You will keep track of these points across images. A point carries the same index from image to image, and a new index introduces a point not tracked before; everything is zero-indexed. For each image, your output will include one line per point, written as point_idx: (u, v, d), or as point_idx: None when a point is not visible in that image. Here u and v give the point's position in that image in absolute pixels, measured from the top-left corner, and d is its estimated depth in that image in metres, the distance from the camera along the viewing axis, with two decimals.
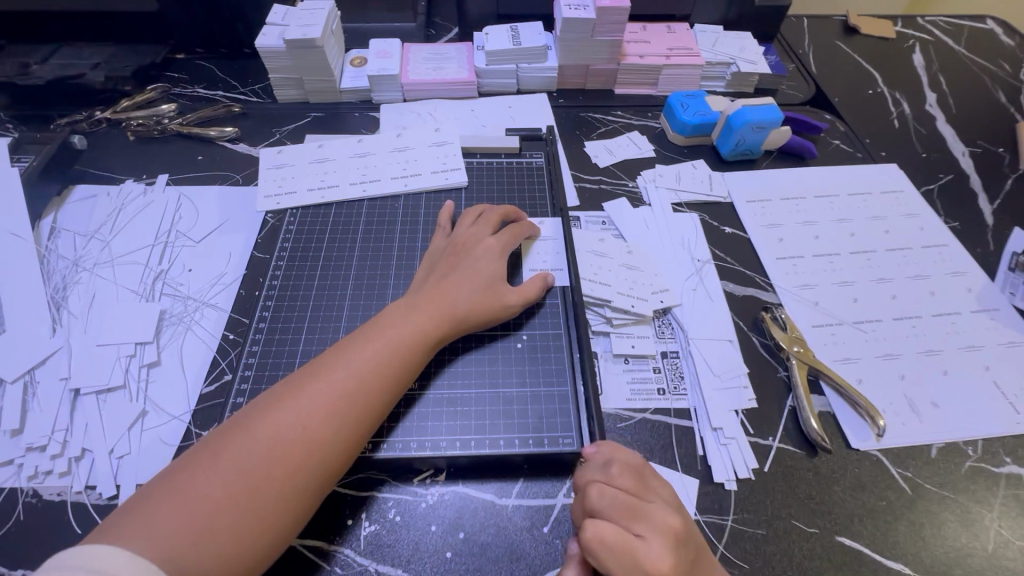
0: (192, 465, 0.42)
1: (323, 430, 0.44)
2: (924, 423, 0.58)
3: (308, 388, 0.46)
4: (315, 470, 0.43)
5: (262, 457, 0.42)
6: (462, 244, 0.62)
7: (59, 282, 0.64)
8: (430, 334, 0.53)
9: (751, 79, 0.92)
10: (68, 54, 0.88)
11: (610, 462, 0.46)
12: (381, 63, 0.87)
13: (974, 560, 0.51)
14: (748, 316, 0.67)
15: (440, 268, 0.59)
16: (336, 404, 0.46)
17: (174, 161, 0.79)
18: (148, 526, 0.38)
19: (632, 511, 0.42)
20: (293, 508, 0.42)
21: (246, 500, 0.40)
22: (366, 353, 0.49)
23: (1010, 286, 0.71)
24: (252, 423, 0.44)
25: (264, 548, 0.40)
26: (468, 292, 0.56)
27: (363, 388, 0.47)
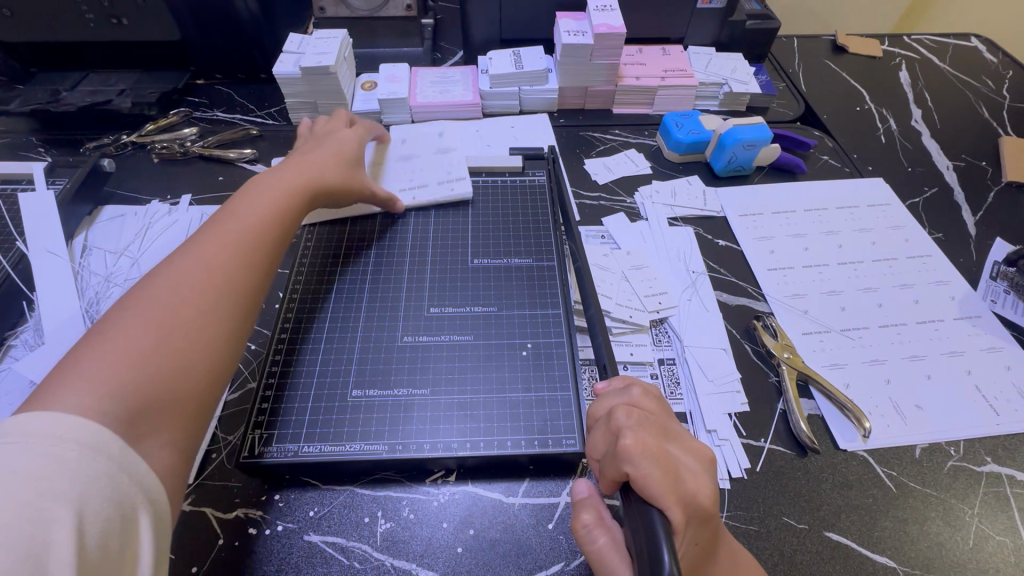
0: (93, 332, 0.41)
1: (228, 263, 0.50)
2: (908, 425, 0.62)
3: (205, 246, 0.51)
4: (229, 281, 0.49)
5: (175, 306, 0.45)
6: (321, 134, 0.75)
7: (92, 297, 0.68)
8: (297, 183, 0.63)
9: (743, 98, 0.97)
10: (96, 81, 0.93)
11: (631, 389, 0.48)
12: (390, 87, 0.92)
13: (956, 554, 0.54)
14: (741, 325, 0.70)
15: (306, 145, 0.71)
16: (234, 249, 0.52)
17: (197, 181, 0.84)
18: (70, 381, 0.37)
19: (662, 430, 0.44)
20: (219, 323, 0.47)
21: (173, 337, 0.43)
22: (256, 219, 0.56)
23: (990, 294, 0.74)
24: (147, 289, 0.46)
25: (197, 383, 0.43)
26: (333, 163, 0.68)
27: (258, 249, 0.54)
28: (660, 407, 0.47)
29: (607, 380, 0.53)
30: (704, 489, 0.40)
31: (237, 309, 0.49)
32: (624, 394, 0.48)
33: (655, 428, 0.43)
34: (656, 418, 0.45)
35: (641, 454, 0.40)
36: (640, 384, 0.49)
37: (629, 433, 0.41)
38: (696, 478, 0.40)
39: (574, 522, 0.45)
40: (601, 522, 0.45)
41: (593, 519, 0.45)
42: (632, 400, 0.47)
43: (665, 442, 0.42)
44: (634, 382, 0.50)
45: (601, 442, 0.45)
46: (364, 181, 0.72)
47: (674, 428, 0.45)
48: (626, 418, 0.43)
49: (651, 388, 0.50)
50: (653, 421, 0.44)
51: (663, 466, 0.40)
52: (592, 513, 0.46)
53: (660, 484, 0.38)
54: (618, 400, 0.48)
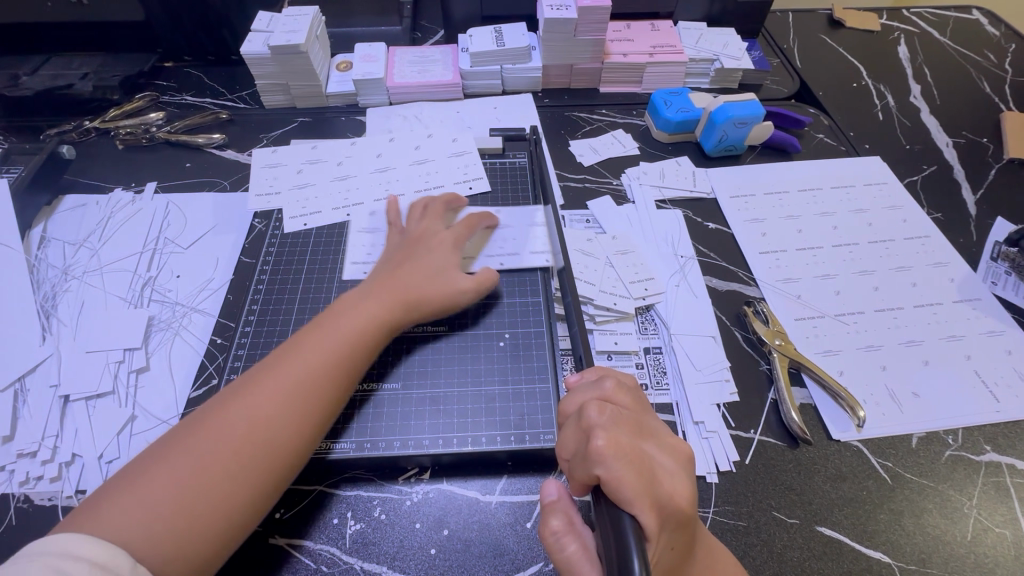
0: (150, 460, 0.43)
1: (281, 419, 0.46)
2: (904, 413, 0.59)
3: (273, 374, 0.48)
4: (269, 463, 0.44)
5: (220, 446, 0.43)
6: (417, 237, 0.63)
7: (49, 291, 0.65)
8: (383, 322, 0.54)
9: (735, 75, 0.93)
10: (57, 65, 0.89)
11: (604, 381, 0.45)
12: (366, 66, 0.88)
13: (954, 547, 0.51)
14: (731, 311, 0.67)
15: (394, 259, 0.61)
16: (292, 392, 0.47)
17: (163, 168, 0.80)
18: (107, 514, 0.39)
19: (637, 427, 0.41)
20: (252, 494, 0.43)
21: (207, 484, 0.42)
22: (312, 354, 0.50)
23: (991, 276, 0.71)
24: (214, 416, 0.45)
25: (224, 531, 0.42)
26: (422, 278, 0.58)
27: (315, 381, 0.48)
28: (636, 400, 0.45)
29: (579, 371, 0.50)
30: (680, 489, 0.38)
31: (277, 443, 0.45)
32: (596, 387, 0.45)
33: (628, 425, 0.40)
34: (630, 414, 0.42)
35: (613, 456, 0.37)
36: (612, 376, 0.46)
37: (601, 433, 0.38)
38: (672, 479, 0.38)
39: (542, 529, 0.42)
40: (571, 527, 0.42)
41: (563, 524, 0.42)
42: (605, 394, 0.44)
43: (638, 441, 0.40)
44: (607, 374, 0.47)
45: (571, 441, 0.42)
46: (457, 281, 0.59)
47: (648, 423, 0.43)
48: (598, 415, 0.40)
49: (625, 379, 0.47)
50: (627, 417, 0.41)
51: (636, 466, 0.37)
52: (561, 519, 0.42)
53: (633, 486, 0.36)
54: (590, 395, 0.45)
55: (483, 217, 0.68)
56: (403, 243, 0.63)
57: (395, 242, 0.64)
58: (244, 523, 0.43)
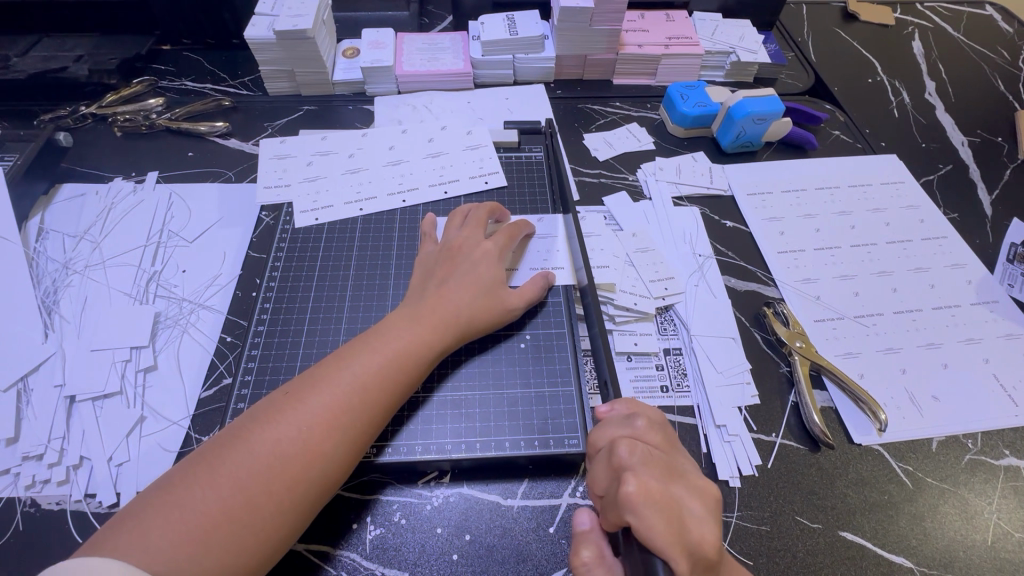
0: (186, 480, 0.41)
1: (326, 444, 0.44)
2: (925, 417, 0.59)
3: (315, 394, 0.46)
4: (311, 491, 0.43)
5: (260, 472, 0.42)
6: (456, 248, 0.60)
7: (50, 285, 0.63)
8: (430, 345, 0.52)
9: (750, 69, 0.92)
10: (49, 46, 0.85)
11: (636, 417, 0.45)
12: (374, 54, 0.85)
13: (974, 552, 0.52)
14: (750, 312, 0.66)
15: (437, 273, 0.58)
16: (337, 416, 0.46)
17: (164, 157, 0.77)
18: (143, 540, 0.38)
19: (668, 471, 0.41)
20: (290, 522, 0.42)
21: (246, 512, 0.40)
22: (358, 377, 0.48)
23: (1008, 278, 0.71)
24: (252, 435, 0.44)
25: (255, 563, 0.40)
26: (469, 298, 0.56)
27: (362, 409, 0.47)
28: (666, 439, 0.44)
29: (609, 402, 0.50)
30: (709, 536, 0.38)
31: (318, 472, 0.44)
32: (628, 426, 0.44)
33: (659, 467, 0.41)
34: (663, 456, 0.42)
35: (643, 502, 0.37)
36: (644, 414, 0.46)
37: (631, 477, 0.38)
38: (700, 524, 0.38)
39: (573, 559, 0.43)
40: (602, 560, 0.43)
41: (593, 556, 0.43)
42: (636, 432, 0.44)
43: (669, 485, 0.40)
44: (638, 411, 0.46)
45: (602, 479, 0.42)
46: (505, 297, 0.57)
47: (680, 465, 0.43)
48: (630, 454, 0.41)
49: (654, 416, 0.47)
50: (657, 459, 0.41)
51: (666, 513, 0.38)
52: (592, 550, 0.43)
53: (663, 534, 0.36)
54: (621, 432, 0.44)
55: (524, 226, 0.64)
56: (441, 253, 0.60)
57: (432, 253, 0.61)
58: (279, 550, 0.42)
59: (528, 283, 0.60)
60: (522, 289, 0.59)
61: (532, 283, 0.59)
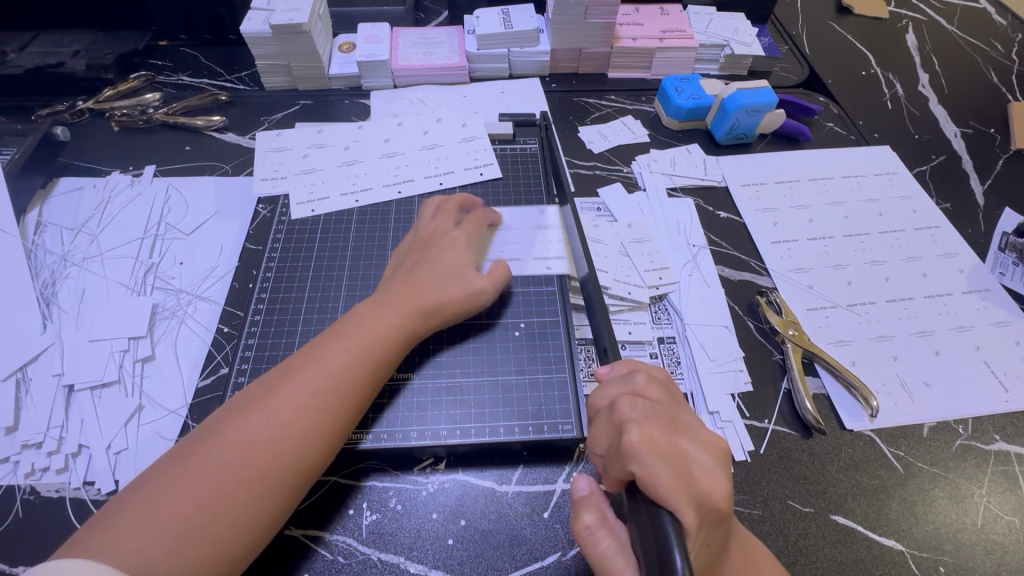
0: (160, 478, 0.42)
1: (295, 432, 0.45)
2: (916, 403, 0.59)
3: (283, 385, 0.47)
4: (285, 479, 0.44)
5: (230, 463, 0.43)
6: (426, 239, 0.60)
7: (48, 277, 0.63)
8: (398, 330, 0.52)
9: (745, 61, 0.92)
10: (47, 42, 0.85)
11: (634, 375, 0.45)
12: (370, 48, 0.85)
13: (964, 534, 0.52)
14: (743, 301, 0.67)
15: (406, 263, 0.59)
16: (305, 405, 0.46)
17: (161, 151, 0.77)
18: (117, 538, 0.38)
19: (671, 421, 0.41)
20: (266, 510, 0.43)
21: (220, 503, 0.41)
22: (328, 365, 0.48)
23: (999, 266, 0.71)
24: (223, 429, 0.44)
25: (235, 552, 0.41)
26: (434, 284, 0.56)
27: (332, 395, 0.47)
28: (668, 395, 0.44)
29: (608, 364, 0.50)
30: (718, 485, 0.38)
31: (292, 460, 0.44)
32: (626, 383, 0.45)
33: (662, 419, 0.41)
34: (665, 408, 0.42)
35: (648, 452, 0.37)
36: (643, 371, 0.46)
37: (635, 428, 0.39)
38: (708, 474, 0.38)
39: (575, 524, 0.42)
40: (603, 522, 0.42)
41: (595, 520, 0.42)
42: (635, 388, 0.44)
43: (672, 435, 0.40)
44: (637, 369, 0.47)
45: (604, 437, 0.42)
46: (474, 280, 0.57)
47: (683, 418, 0.42)
48: (630, 411, 0.41)
49: (655, 373, 0.47)
50: (660, 412, 0.41)
51: (671, 462, 0.37)
52: (593, 513, 0.42)
53: (671, 483, 0.36)
54: (620, 389, 0.44)
55: (489, 214, 0.65)
56: (415, 242, 0.61)
57: (406, 245, 0.62)
58: (259, 540, 0.43)
59: (496, 267, 0.60)
60: (489, 273, 0.59)
61: (497, 268, 0.59)
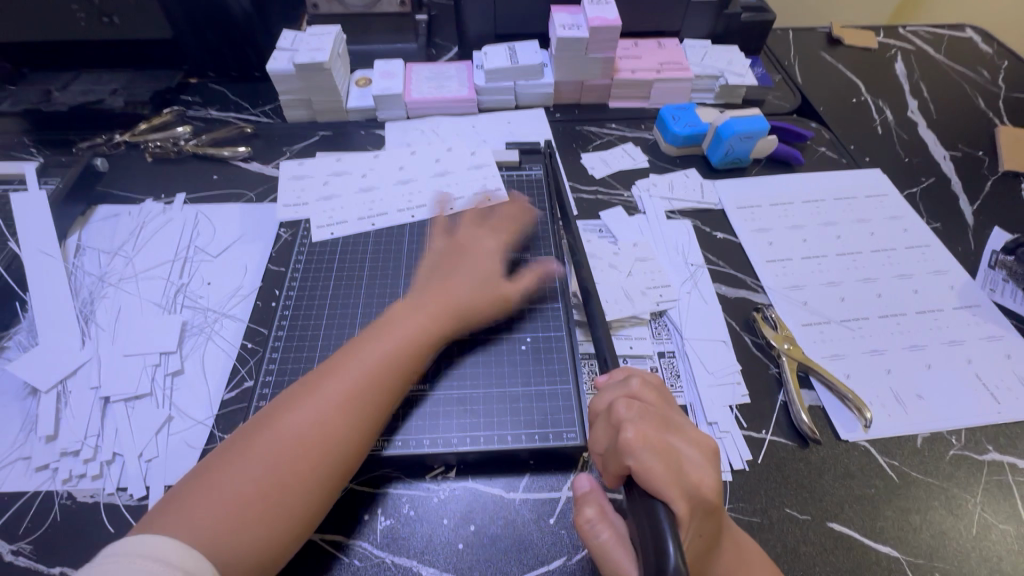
0: (220, 464, 0.45)
1: (343, 422, 0.49)
2: (909, 414, 0.61)
3: (330, 380, 0.51)
4: (333, 466, 0.47)
5: (285, 452, 0.46)
6: (461, 246, 0.66)
7: (86, 296, 0.68)
8: (436, 330, 0.57)
9: (739, 91, 0.97)
10: (87, 80, 0.92)
11: (629, 378, 0.48)
12: (385, 83, 0.91)
13: (959, 542, 0.54)
14: (740, 317, 0.70)
15: (442, 267, 0.64)
16: (352, 396, 0.50)
17: (191, 180, 0.83)
18: (186, 518, 0.41)
19: (665, 421, 0.43)
20: (316, 497, 0.46)
21: (275, 490, 0.44)
22: (368, 361, 0.52)
23: (989, 283, 0.74)
24: (276, 420, 0.48)
25: (288, 535, 0.44)
26: (469, 286, 0.61)
27: (375, 389, 0.51)
28: (660, 397, 0.47)
29: (607, 372, 0.54)
30: (707, 480, 0.40)
31: (341, 448, 0.48)
32: (622, 386, 0.47)
33: (656, 420, 0.43)
34: (656, 408, 0.44)
35: (641, 447, 0.40)
36: (639, 375, 0.49)
37: (630, 426, 0.41)
38: (699, 469, 0.40)
39: (577, 518, 0.44)
40: (603, 515, 0.45)
41: (596, 512, 0.44)
42: (631, 391, 0.47)
43: (665, 434, 0.42)
44: (633, 374, 0.50)
45: (603, 437, 0.44)
46: (504, 286, 0.63)
47: (676, 419, 0.44)
48: (627, 411, 0.43)
49: (650, 378, 0.49)
50: (653, 411, 0.43)
51: (665, 458, 0.40)
52: (594, 508, 0.45)
53: (663, 475, 0.38)
54: (617, 393, 0.47)
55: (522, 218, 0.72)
56: (445, 250, 0.66)
57: (441, 247, 0.67)
58: (308, 525, 0.46)
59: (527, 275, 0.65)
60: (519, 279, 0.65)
61: (529, 275, 0.65)
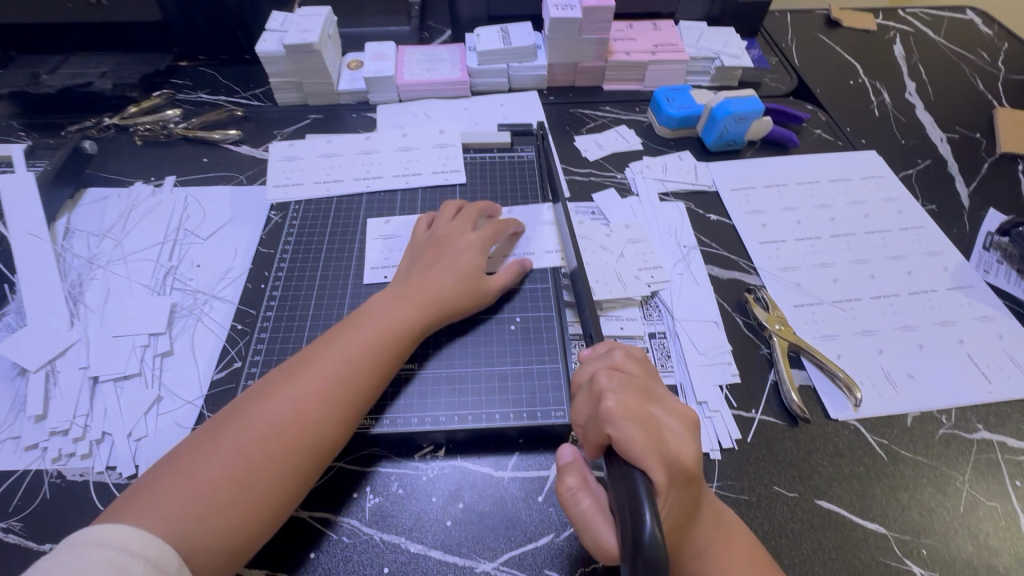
0: (192, 453, 0.45)
1: (317, 414, 0.48)
2: (900, 393, 0.61)
3: (303, 373, 0.51)
4: (304, 460, 0.47)
5: (258, 442, 0.46)
6: (444, 238, 0.64)
7: (75, 278, 0.67)
8: (414, 323, 0.56)
9: (734, 73, 0.96)
10: (76, 63, 0.91)
11: (613, 352, 0.48)
12: (377, 65, 0.90)
13: (947, 519, 0.54)
14: (732, 298, 0.70)
15: (423, 259, 0.63)
16: (327, 389, 0.50)
17: (181, 163, 0.82)
18: (155, 505, 0.42)
19: (646, 393, 0.43)
20: (288, 487, 0.46)
21: (246, 478, 0.44)
22: (341, 355, 0.52)
23: (983, 264, 0.74)
24: (249, 411, 0.48)
25: (260, 523, 0.44)
26: (452, 280, 0.60)
27: (349, 383, 0.51)
28: (643, 370, 0.47)
29: (593, 346, 0.53)
30: (687, 450, 0.40)
31: (316, 439, 0.48)
32: (606, 358, 0.47)
33: (637, 391, 0.43)
34: (639, 381, 0.45)
35: (622, 416, 0.39)
36: (622, 348, 0.49)
37: (612, 395, 0.41)
38: (678, 440, 0.40)
39: (559, 486, 0.44)
40: (585, 485, 0.44)
41: (578, 481, 0.44)
42: (614, 362, 0.47)
43: (646, 404, 0.42)
44: (617, 347, 0.50)
45: (585, 407, 0.44)
46: (484, 283, 0.61)
47: (657, 391, 0.45)
48: (609, 381, 0.43)
49: (633, 352, 0.50)
50: (635, 384, 0.43)
51: (645, 428, 0.39)
52: (576, 477, 0.45)
53: (642, 443, 0.38)
54: (601, 364, 0.47)
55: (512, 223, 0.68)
56: (430, 241, 0.65)
57: (424, 239, 0.66)
58: (280, 515, 0.46)
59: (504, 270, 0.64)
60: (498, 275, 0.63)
61: (509, 270, 0.64)
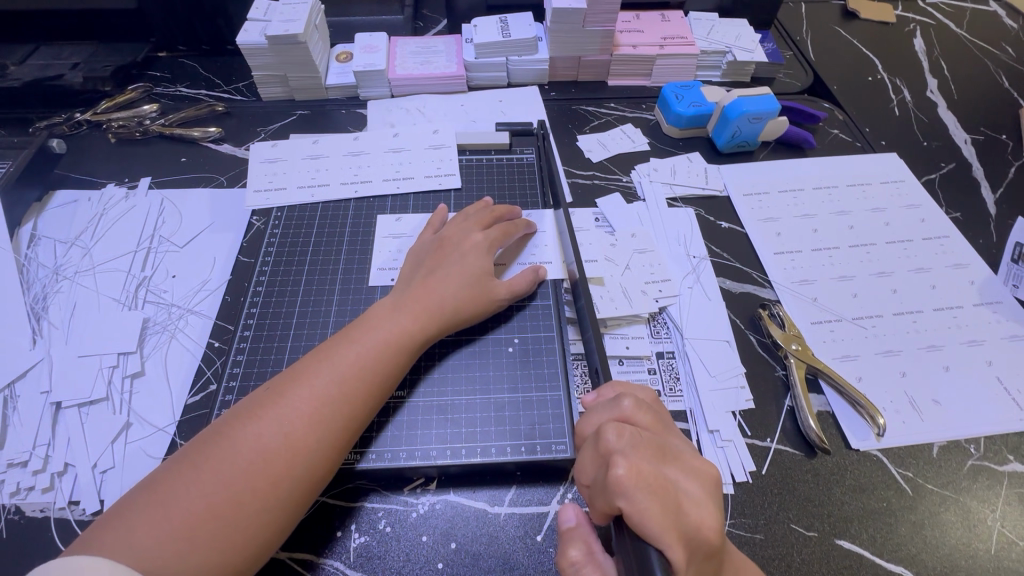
0: (172, 478, 0.41)
1: (310, 436, 0.44)
2: (926, 421, 0.57)
3: (295, 390, 0.46)
4: (295, 487, 0.43)
5: (245, 467, 0.42)
6: (447, 241, 0.60)
7: (39, 291, 0.63)
8: (417, 335, 0.52)
9: (747, 68, 0.91)
10: (46, 54, 0.85)
11: (622, 399, 0.43)
12: (367, 58, 0.84)
13: (977, 561, 0.50)
14: (745, 315, 0.65)
15: (426, 264, 0.58)
16: (321, 409, 0.45)
17: (157, 163, 0.77)
18: (130, 537, 0.38)
19: (662, 452, 0.39)
20: (278, 518, 0.42)
21: (231, 508, 0.40)
22: (337, 370, 0.48)
23: (1012, 278, 0.69)
24: (235, 431, 0.43)
25: (244, 558, 0.40)
26: (456, 288, 0.56)
27: (344, 401, 0.46)
28: (656, 421, 0.43)
29: (597, 389, 0.49)
30: (708, 519, 0.37)
31: (308, 464, 0.43)
32: (614, 408, 0.43)
33: (650, 450, 0.38)
34: (651, 435, 0.40)
35: (634, 486, 0.35)
36: (631, 394, 0.44)
37: (621, 461, 0.36)
38: (698, 508, 0.37)
39: (561, 560, 0.41)
40: (591, 557, 0.41)
41: (582, 555, 0.41)
42: (623, 414, 0.42)
43: (660, 466, 0.37)
44: (626, 394, 0.45)
45: (590, 466, 0.39)
46: (493, 288, 0.57)
47: (673, 446, 0.40)
48: (618, 439, 0.38)
49: (643, 399, 0.45)
50: (648, 440, 0.39)
51: (661, 498, 0.35)
52: (580, 548, 0.41)
53: (659, 519, 0.34)
54: (608, 416, 0.43)
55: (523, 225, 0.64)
56: (433, 244, 0.60)
57: (425, 243, 0.62)
58: (268, 548, 0.42)
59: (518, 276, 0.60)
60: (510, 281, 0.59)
61: (521, 275, 0.59)
